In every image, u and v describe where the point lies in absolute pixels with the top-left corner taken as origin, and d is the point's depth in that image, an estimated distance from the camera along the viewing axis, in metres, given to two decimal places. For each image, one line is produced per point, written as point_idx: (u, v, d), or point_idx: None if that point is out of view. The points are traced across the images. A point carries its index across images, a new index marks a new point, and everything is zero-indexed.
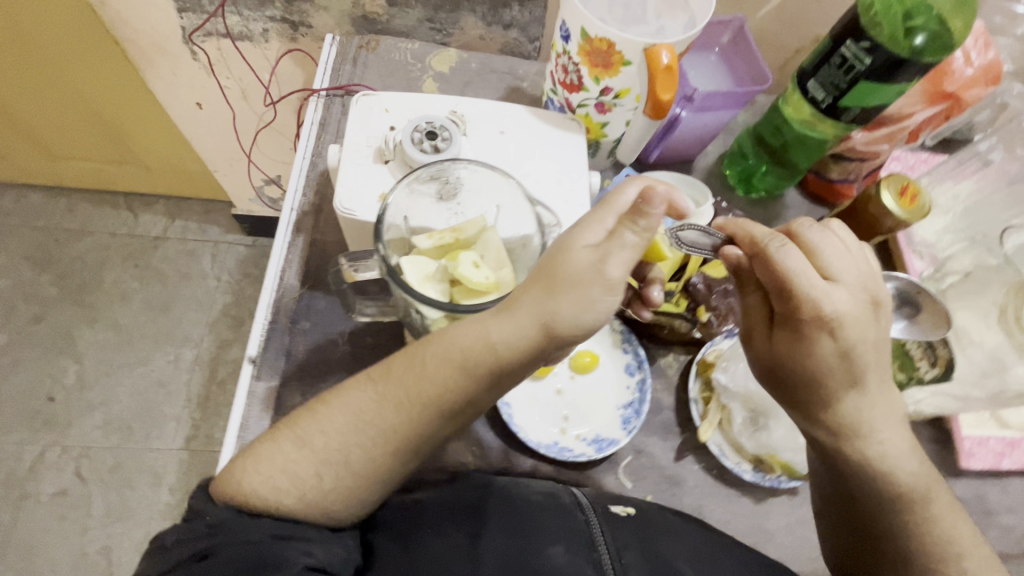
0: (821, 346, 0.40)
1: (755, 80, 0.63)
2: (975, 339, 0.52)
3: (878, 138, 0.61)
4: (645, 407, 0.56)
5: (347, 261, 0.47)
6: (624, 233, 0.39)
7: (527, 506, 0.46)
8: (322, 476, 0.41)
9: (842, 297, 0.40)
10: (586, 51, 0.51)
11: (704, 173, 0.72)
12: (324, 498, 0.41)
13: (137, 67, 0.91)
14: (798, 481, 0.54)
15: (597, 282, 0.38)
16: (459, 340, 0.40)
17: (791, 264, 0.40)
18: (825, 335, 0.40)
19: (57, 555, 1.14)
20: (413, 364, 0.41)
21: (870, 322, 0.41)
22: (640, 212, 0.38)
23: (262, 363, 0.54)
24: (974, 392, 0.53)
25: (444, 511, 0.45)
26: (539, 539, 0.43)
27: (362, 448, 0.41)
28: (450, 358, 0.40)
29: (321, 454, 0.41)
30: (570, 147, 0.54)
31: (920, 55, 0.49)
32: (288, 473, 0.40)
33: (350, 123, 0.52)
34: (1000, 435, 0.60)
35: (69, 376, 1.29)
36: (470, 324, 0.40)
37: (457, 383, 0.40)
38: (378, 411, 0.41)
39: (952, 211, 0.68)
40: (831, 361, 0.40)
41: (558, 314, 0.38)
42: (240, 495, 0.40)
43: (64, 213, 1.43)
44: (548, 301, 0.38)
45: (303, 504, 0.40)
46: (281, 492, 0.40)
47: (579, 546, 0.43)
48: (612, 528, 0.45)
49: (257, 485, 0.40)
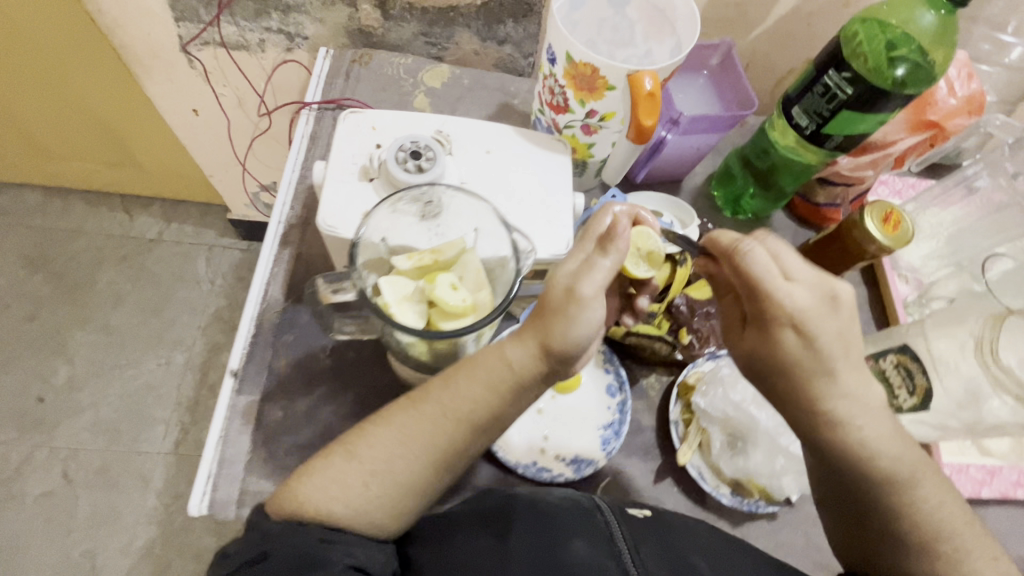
0: (788, 341, 0.41)
1: (741, 104, 0.63)
2: (951, 367, 0.49)
3: (863, 163, 0.62)
4: (625, 428, 0.57)
5: (323, 283, 0.45)
6: (600, 262, 0.42)
7: (549, 510, 0.45)
8: (369, 485, 0.43)
9: (802, 291, 0.42)
10: (571, 75, 0.51)
11: (692, 192, 0.72)
12: (369, 509, 0.43)
13: (134, 72, 0.92)
14: (776, 506, 0.54)
15: (588, 305, 0.41)
16: (484, 365, 0.44)
17: (754, 264, 0.42)
18: (787, 327, 0.41)
19: (40, 558, 1.13)
20: (448, 385, 0.45)
21: (835, 315, 0.41)
22: (608, 242, 0.43)
23: (244, 377, 0.54)
24: (950, 423, 0.51)
25: (474, 518, 0.46)
26: (563, 534, 0.43)
27: (405, 462, 0.44)
28: (482, 379, 0.44)
29: (369, 465, 0.44)
30: (555, 167, 0.55)
31: (901, 87, 0.50)
32: (339, 483, 0.43)
33: (337, 140, 0.53)
34: (982, 462, 0.61)
35: (59, 376, 1.29)
36: (493, 355, 0.45)
37: (485, 402, 0.44)
38: (418, 428, 0.44)
39: (938, 237, 0.68)
40: (798, 354, 0.41)
41: (557, 334, 0.42)
42: (297, 501, 0.42)
43: (60, 213, 1.43)
44: (549, 324, 0.42)
45: (351, 512, 0.42)
46: (333, 500, 0.42)
47: (601, 541, 0.43)
48: (630, 525, 0.44)
49: (312, 493, 0.43)
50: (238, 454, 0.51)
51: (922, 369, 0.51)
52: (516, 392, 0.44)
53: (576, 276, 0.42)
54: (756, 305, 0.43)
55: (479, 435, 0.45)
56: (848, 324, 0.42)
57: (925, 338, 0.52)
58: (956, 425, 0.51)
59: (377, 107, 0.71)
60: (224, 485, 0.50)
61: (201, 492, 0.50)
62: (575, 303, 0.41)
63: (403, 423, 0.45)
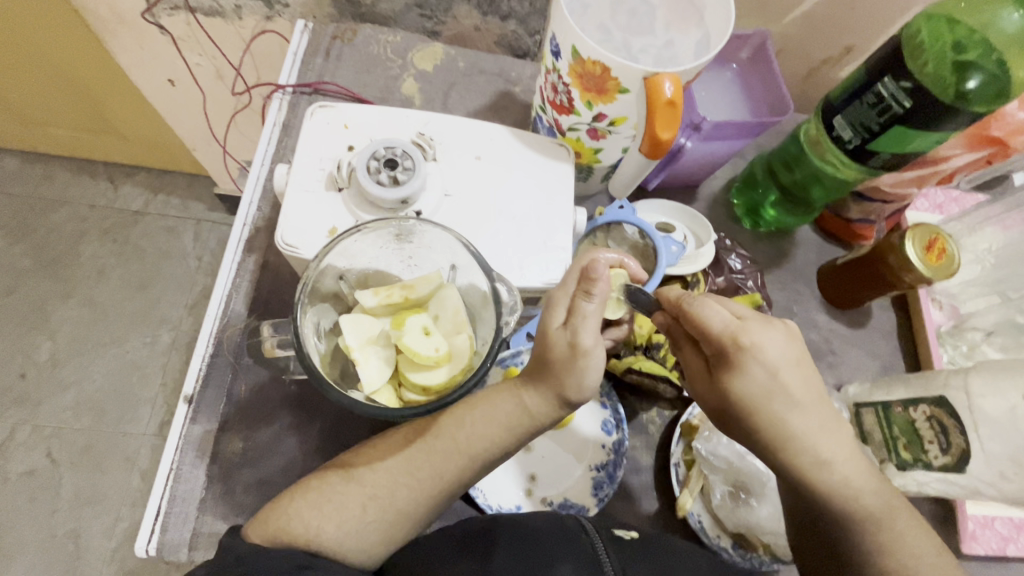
0: (751, 379, 0.36)
1: (772, 108, 0.56)
2: (996, 426, 0.43)
3: (907, 180, 0.54)
4: (621, 471, 0.51)
5: (269, 333, 0.42)
6: (584, 307, 0.37)
7: (535, 532, 0.39)
8: (367, 509, 0.37)
9: (756, 323, 0.36)
10: (578, 73, 0.43)
11: (709, 200, 0.65)
12: (363, 535, 0.37)
13: (99, 37, 0.83)
14: (782, 565, 0.48)
15: (595, 352, 0.36)
16: (501, 407, 0.39)
17: (711, 310, 0.37)
18: (750, 359, 0.36)
19: (25, 536, 1.10)
20: (462, 421, 0.39)
21: (792, 340, 0.37)
22: (588, 283, 0.37)
23: (200, 405, 0.50)
24: (987, 489, 0.45)
25: (453, 543, 0.39)
26: (547, 558, 0.36)
27: (408, 490, 0.38)
28: (495, 416, 0.39)
29: (370, 488, 0.38)
30: (555, 178, 0.48)
31: (969, 102, 0.42)
32: (335, 502, 0.37)
33: (302, 139, 0.46)
34: (1009, 516, 0.55)
35: (41, 353, 1.23)
36: (501, 405, 0.39)
37: (494, 456, 0.38)
38: (427, 460, 0.38)
39: (984, 262, 0.59)
40: (765, 390, 0.36)
41: (572, 386, 0.37)
42: (285, 521, 0.36)
43: (41, 181, 1.35)
44: (562, 381, 0.37)
45: (343, 535, 0.36)
46: (324, 518, 0.36)
47: (587, 566, 0.36)
48: (618, 550, 0.38)
49: (305, 512, 0.37)
50: (191, 490, 0.47)
51: (959, 427, 0.45)
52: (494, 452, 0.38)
53: (569, 327, 0.37)
54: (714, 347, 0.37)
55: (456, 492, 0.39)
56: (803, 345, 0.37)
57: (967, 392, 0.45)
58: (995, 494, 0.45)
59: (360, 93, 0.63)
60: (174, 526, 0.46)
61: (149, 532, 0.45)
62: (584, 356, 0.36)
63: (409, 452, 0.39)
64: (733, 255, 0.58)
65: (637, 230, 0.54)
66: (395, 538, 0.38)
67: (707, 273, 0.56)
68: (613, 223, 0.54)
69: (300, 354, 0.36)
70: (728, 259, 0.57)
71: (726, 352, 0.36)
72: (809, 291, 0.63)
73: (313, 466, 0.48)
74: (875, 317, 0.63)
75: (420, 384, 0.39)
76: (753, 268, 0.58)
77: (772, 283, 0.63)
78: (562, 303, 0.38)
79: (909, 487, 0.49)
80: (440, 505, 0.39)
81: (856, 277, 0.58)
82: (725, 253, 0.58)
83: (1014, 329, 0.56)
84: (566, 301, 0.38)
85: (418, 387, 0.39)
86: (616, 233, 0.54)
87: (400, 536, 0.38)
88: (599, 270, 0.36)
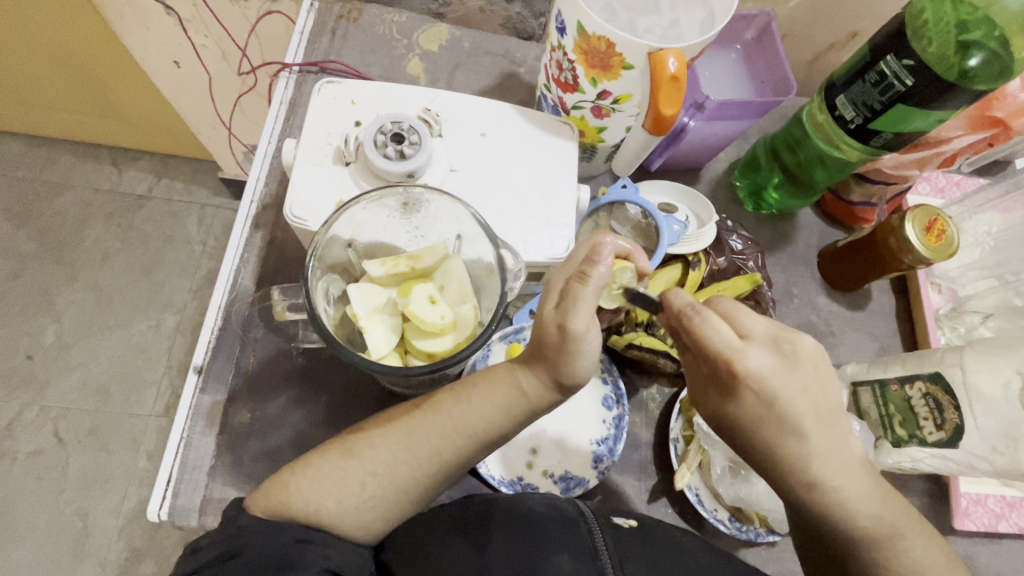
0: (745, 403, 0.34)
1: (776, 89, 0.56)
2: (989, 402, 0.44)
3: (908, 162, 0.55)
4: (621, 445, 0.52)
5: (281, 297, 0.43)
6: (578, 291, 0.36)
7: (531, 515, 0.41)
8: (367, 485, 0.38)
9: (757, 347, 0.34)
10: (583, 50, 0.44)
11: (712, 183, 0.66)
12: (361, 511, 0.38)
13: (105, 18, 0.83)
14: (776, 536, 0.50)
15: (587, 338, 0.36)
16: (498, 388, 0.39)
17: (709, 325, 0.34)
18: (747, 385, 0.33)
19: (33, 516, 1.10)
20: (460, 399, 0.40)
21: (800, 370, 0.33)
22: (589, 265, 0.36)
23: (209, 375, 0.51)
24: (979, 464, 0.45)
25: (449, 524, 0.40)
26: (544, 546, 0.38)
27: (408, 467, 0.39)
28: (498, 393, 0.39)
29: (369, 464, 0.38)
30: (560, 154, 0.48)
31: (970, 81, 0.42)
32: (334, 478, 0.38)
33: (311, 114, 0.46)
34: (1001, 493, 0.56)
35: (48, 335, 1.23)
36: (502, 383, 0.40)
37: (498, 427, 0.39)
38: (424, 437, 0.39)
39: (982, 246, 0.60)
40: (758, 417, 0.33)
41: (570, 368, 0.37)
42: (283, 496, 0.37)
43: (46, 164, 1.36)
44: (560, 363, 0.37)
45: (342, 510, 0.37)
46: (323, 494, 0.37)
47: (584, 556, 0.38)
48: (616, 537, 0.39)
49: (304, 486, 0.37)
50: (201, 458, 0.48)
51: (953, 403, 0.46)
52: (499, 424, 0.39)
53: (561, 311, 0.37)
54: (712, 366, 0.35)
55: (461, 460, 0.40)
56: (825, 370, 0.34)
57: (962, 368, 0.46)
58: (987, 468, 0.45)
59: (365, 72, 0.63)
60: (185, 492, 0.47)
61: (161, 496, 0.47)
62: (574, 341, 0.36)
63: (408, 428, 0.40)
64: (734, 235, 0.59)
65: (640, 210, 0.54)
66: (399, 504, 0.39)
67: (709, 253, 0.57)
68: (616, 202, 0.55)
69: (311, 317, 0.37)
70: (729, 239, 0.58)
71: (723, 373, 0.34)
72: (809, 273, 0.64)
73: (319, 436, 0.50)
74: (874, 299, 0.63)
75: (426, 351, 0.40)
76: (753, 249, 0.59)
77: (773, 265, 0.63)
78: (557, 288, 0.38)
79: (904, 463, 0.50)
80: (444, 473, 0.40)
81: (858, 258, 0.58)
82: (727, 234, 0.58)
83: (1013, 312, 0.56)
84: (562, 284, 0.38)
85: (424, 354, 0.40)
86: (619, 212, 0.55)
87: (405, 501, 0.39)
88: (602, 253, 0.36)
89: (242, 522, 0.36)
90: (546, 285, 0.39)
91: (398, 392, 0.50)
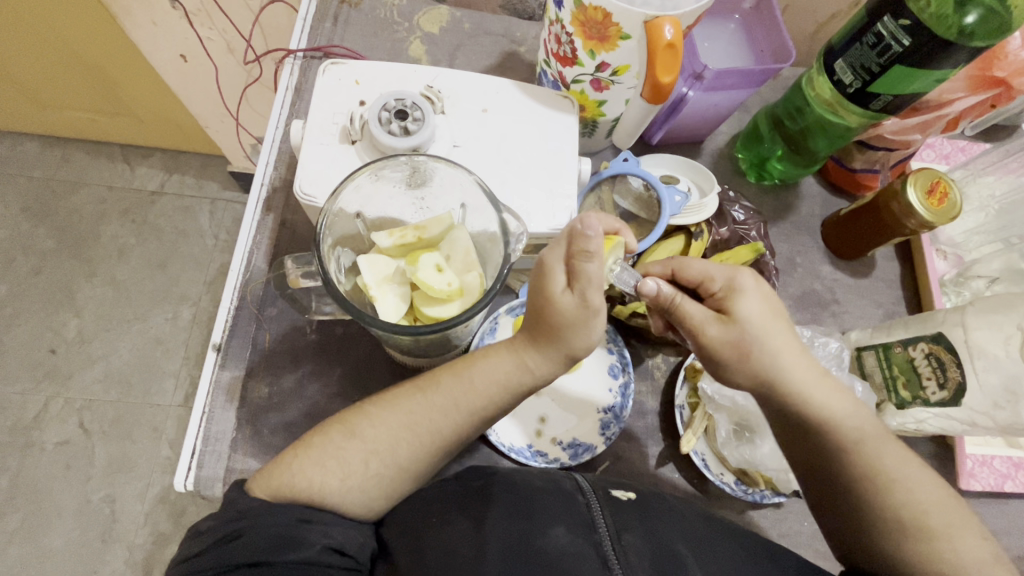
0: (752, 303, 0.39)
1: (775, 56, 0.56)
2: (990, 360, 0.44)
3: (909, 127, 0.55)
4: (626, 412, 0.54)
5: (295, 266, 0.46)
6: (584, 268, 0.37)
7: (529, 490, 0.42)
8: (369, 464, 0.40)
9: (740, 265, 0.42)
10: (580, 21, 0.44)
11: (714, 156, 0.66)
12: (364, 490, 0.39)
13: (113, 15, 0.84)
14: (782, 497, 0.51)
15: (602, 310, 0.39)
16: (500, 364, 0.41)
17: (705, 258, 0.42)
18: (743, 277, 0.40)
19: (64, 501, 1.14)
20: (462, 377, 0.41)
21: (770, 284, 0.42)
22: (584, 246, 0.37)
23: (227, 353, 0.53)
24: (980, 420, 0.46)
25: (451, 499, 0.41)
26: (541, 519, 0.39)
27: (409, 446, 0.40)
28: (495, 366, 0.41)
29: (370, 443, 0.40)
30: (560, 127, 0.49)
31: (968, 39, 0.43)
32: (337, 458, 0.39)
33: (316, 94, 0.48)
34: (1007, 454, 0.56)
35: (69, 329, 1.27)
36: (506, 351, 0.42)
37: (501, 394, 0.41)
38: (427, 417, 0.41)
39: (987, 210, 0.59)
40: (765, 314, 0.39)
41: (579, 342, 0.40)
42: (286, 485, 0.38)
43: (61, 164, 1.39)
44: (569, 336, 0.39)
45: (345, 489, 0.39)
46: (327, 474, 0.39)
47: (580, 528, 0.38)
48: (613, 509, 0.40)
49: (304, 468, 0.39)
50: (223, 431, 0.50)
51: (955, 360, 0.46)
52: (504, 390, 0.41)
53: (576, 291, 0.38)
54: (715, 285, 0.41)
55: (466, 426, 0.41)
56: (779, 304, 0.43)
57: (963, 327, 0.46)
58: (990, 424, 0.46)
59: (368, 56, 0.64)
60: (208, 463, 0.49)
61: (186, 468, 0.49)
62: (595, 313, 0.39)
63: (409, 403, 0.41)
64: (736, 206, 0.59)
65: (642, 182, 0.54)
66: (407, 468, 0.41)
67: (710, 223, 0.57)
68: (617, 176, 0.55)
69: (325, 283, 0.39)
70: (731, 209, 0.58)
71: (728, 283, 0.40)
72: (812, 241, 0.64)
73: (333, 408, 0.52)
74: (879, 266, 0.64)
75: (435, 316, 0.41)
76: (756, 219, 0.59)
77: (776, 234, 0.64)
78: (560, 268, 0.38)
79: (908, 424, 0.50)
80: (451, 439, 0.41)
81: (858, 224, 0.58)
82: (728, 205, 0.59)
83: (1017, 274, 0.55)
84: (564, 266, 0.38)
85: (432, 319, 0.41)
86: (622, 184, 0.56)
87: (413, 465, 0.41)
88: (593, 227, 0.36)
89: (251, 504, 0.37)
90: (541, 263, 0.39)
91: (410, 363, 0.52)
